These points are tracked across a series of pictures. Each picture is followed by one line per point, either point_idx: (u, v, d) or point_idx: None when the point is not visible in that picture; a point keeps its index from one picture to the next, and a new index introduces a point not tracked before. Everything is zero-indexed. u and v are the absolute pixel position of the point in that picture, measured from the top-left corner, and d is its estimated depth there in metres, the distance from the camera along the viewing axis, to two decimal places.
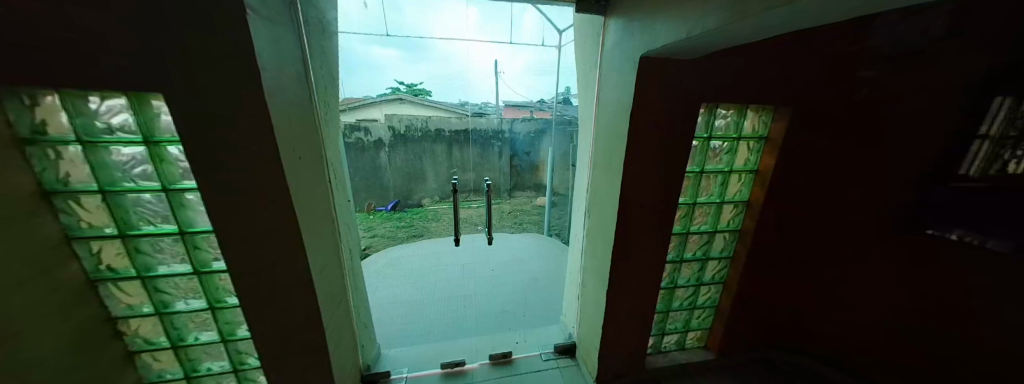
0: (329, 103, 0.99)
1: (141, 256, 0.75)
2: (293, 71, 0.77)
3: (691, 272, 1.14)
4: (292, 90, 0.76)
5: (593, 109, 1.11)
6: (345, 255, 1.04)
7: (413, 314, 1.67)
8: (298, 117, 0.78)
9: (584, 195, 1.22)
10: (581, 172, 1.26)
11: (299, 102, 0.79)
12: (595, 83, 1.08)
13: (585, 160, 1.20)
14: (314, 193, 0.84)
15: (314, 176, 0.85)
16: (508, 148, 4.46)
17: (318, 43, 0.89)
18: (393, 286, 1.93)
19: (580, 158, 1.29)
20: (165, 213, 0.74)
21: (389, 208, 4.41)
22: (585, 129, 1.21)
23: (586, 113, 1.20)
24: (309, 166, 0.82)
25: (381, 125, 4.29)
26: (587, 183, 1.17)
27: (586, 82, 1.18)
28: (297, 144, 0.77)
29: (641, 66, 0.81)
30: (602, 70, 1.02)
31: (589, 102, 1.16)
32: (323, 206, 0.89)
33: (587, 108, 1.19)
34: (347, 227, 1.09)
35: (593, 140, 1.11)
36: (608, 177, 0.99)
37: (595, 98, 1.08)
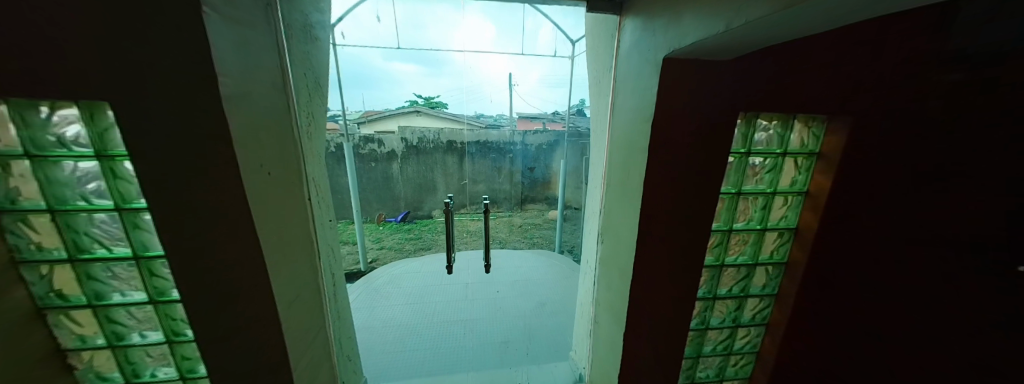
0: (315, 114, 0.91)
1: (93, 282, 0.67)
2: (265, 79, 0.69)
3: (725, 311, 0.96)
4: (264, 99, 0.68)
5: (606, 121, 0.99)
6: (326, 280, 0.94)
7: (409, 339, 1.57)
8: (272, 127, 0.70)
9: (595, 217, 1.08)
10: (593, 191, 1.13)
11: (272, 112, 0.71)
12: (609, 91, 0.96)
13: (597, 177, 1.07)
14: (287, 211, 0.75)
15: (289, 193, 0.76)
16: (519, 161, 4.37)
17: (300, 50, 0.82)
18: (391, 307, 1.84)
19: (591, 175, 1.16)
20: (120, 235, 0.66)
21: (399, 219, 4.43)
22: (598, 143, 1.09)
23: (599, 125, 1.08)
24: (282, 183, 0.74)
25: (394, 137, 4.39)
26: (599, 202, 1.03)
27: (600, 91, 1.06)
28: (267, 159, 0.69)
29: (661, 69, 0.68)
30: (616, 77, 0.90)
31: (602, 113, 1.03)
32: (299, 227, 0.80)
33: (600, 119, 1.07)
34: (331, 249, 0.99)
35: (606, 155, 0.98)
36: (625, 197, 0.85)
37: (609, 108, 0.96)
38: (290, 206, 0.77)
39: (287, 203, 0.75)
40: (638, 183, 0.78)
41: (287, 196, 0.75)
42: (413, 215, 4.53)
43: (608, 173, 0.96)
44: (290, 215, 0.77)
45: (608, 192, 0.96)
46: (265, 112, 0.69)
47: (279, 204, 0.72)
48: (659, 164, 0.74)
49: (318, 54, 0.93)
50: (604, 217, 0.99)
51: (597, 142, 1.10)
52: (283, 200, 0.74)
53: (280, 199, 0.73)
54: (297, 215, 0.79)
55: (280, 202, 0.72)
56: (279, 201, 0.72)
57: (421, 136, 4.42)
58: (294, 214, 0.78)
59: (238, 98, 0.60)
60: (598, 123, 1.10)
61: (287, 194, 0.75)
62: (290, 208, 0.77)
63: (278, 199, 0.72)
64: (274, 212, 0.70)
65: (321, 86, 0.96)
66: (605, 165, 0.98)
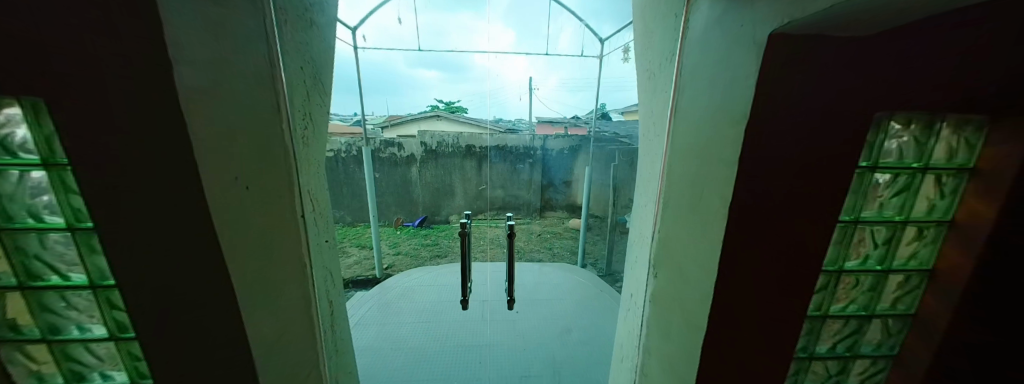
0: (315, 119, 0.79)
1: (46, 314, 0.56)
2: (245, 76, 0.56)
3: (822, 374, 0.76)
4: (241, 100, 0.55)
5: (662, 127, 0.80)
6: (322, 311, 0.80)
7: (420, 366, 1.44)
8: (252, 134, 0.57)
9: (643, 244, 0.88)
10: (641, 211, 0.93)
11: (253, 115, 0.58)
12: (667, 89, 0.76)
13: (648, 195, 0.87)
14: (269, 236, 0.62)
15: (274, 214, 0.62)
16: (541, 174, 4.12)
17: (296, 44, 0.70)
18: (402, 326, 1.72)
19: (638, 191, 0.96)
20: (74, 259, 0.55)
21: (416, 223, 4.21)
22: (649, 154, 0.89)
23: (650, 132, 0.89)
24: (264, 202, 0.60)
25: (414, 141, 4.45)
26: (650, 227, 0.83)
27: (652, 90, 0.86)
28: (244, 169, 0.55)
29: (764, 56, 0.48)
30: (679, 72, 0.71)
31: (656, 118, 0.84)
32: (288, 253, 0.67)
33: (652, 126, 0.88)
34: (330, 274, 0.86)
35: (661, 169, 0.78)
36: (695, 226, 0.65)
37: (667, 111, 0.76)
38: (275, 229, 0.63)
39: (270, 227, 0.61)
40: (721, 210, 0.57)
41: (271, 218, 0.62)
42: (430, 219, 4.36)
43: (665, 192, 0.76)
44: (275, 240, 0.63)
45: (664, 216, 0.76)
46: (243, 115, 0.55)
47: (258, 228, 0.58)
48: (755, 186, 0.53)
49: (320, 51, 0.81)
50: (659, 247, 0.78)
51: (648, 153, 0.90)
52: (265, 223, 0.60)
53: (260, 222, 0.59)
54: (284, 239, 0.65)
55: (260, 225, 0.59)
56: (257, 225, 0.58)
57: (441, 141, 4.42)
58: (279, 239, 0.64)
59: (204, 98, 0.47)
60: (649, 130, 0.90)
61: (272, 215, 0.62)
62: (275, 231, 0.63)
63: (257, 222, 0.58)
64: (250, 238, 0.57)
65: (325, 88, 0.83)
66: (661, 182, 0.78)
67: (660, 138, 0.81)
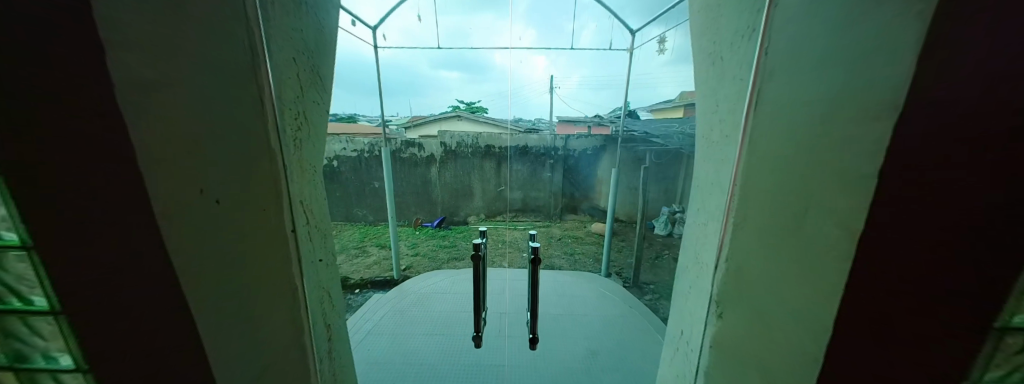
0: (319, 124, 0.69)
1: (11, 340, 0.50)
2: (213, 72, 0.46)
3: None
4: (204, 100, 0.45)
5: (733, 130, 0.62)
6: (317, 339, 0.69)
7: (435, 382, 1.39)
8: (220, 141, 0.47)
9: (699, 274, 0.71)
10: (696, 234, 0.76)
11: (223, 118, 0.48)
12: (742, 82, 0.59)
13: (708, 214, 0.70)
14: (243, 262, 0.52)
15: (250, 234, 0.53)
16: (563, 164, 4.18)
17: (288, 37, 0.60)
18: (418, 340, 1.70)
19: (692, 209, 0.79)
20: (32, 281, 0.46)
21: (434, 224, 4.16)
22: (712, 163, 0.71)
23: (713, 135, 0.71)
24: (235, 221, 0.50)
25: (434, 141, 4.41)
26: (711, 256, 0.66)
27: (719, 84, 0.69)
28: (207, 177, 0.45)
29: (933, 29, 0.32)
30: (766, 59, 0.53)
31: (724, 119, 0.66)
32: (267, 279, 0.57)
33: (715, 128, 0.70)
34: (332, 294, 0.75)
35: (730, 183, 0.61)
36: (799, 265, 0.48)
37: (740, 110, 0.59)
38: (248, 252, 0.53)
39: (242, 250, 0.52)
40: (849, 249, 0.40)
41: (244, 241, 0.52)
42: (449, 220, 4.29)
43: (737, 214, 0.59)
44: (249, 265, 0.53)
45: (738, 245, 0.59)
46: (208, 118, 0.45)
47: (226, 253, 0.49)
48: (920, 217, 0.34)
49: (321, 44, 0.70)
50: (727, 282, 0.62)
51: (710, 162, 0.73)
52: (234, 247, 0.50)
53: (227, 247, 0.49)
54: (262, 264, 0.56)
55: (227, 251, 0.49)
56: (226, 250, 0.49)
57: (460, 141, 4.33)
58: (258, 264, 0.55)
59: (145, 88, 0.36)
60: (711, 132, 0.73)
61: (245, 236, 0.52)
62: (250, 255, 0.53)
63: (223, 247, 0.48)
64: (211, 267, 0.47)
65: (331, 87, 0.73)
66: (729, 200, 0.61)
67: (728, 143, 0.64)
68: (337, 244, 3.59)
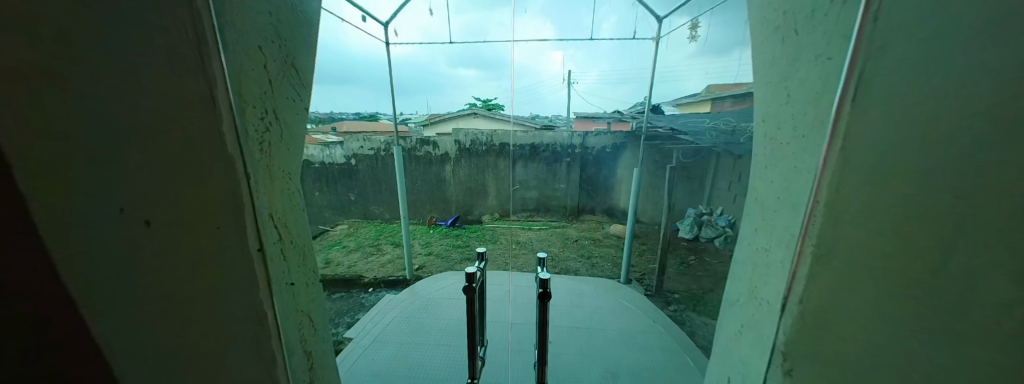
0: (292, 126, 0.59)
1: None
2: (144, 61, 0.35)
3: None
4: (129, 96, 0.34)
5: (811, 130, 0.45)
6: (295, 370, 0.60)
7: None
8: (156, 150, 0.37)
9: (753, 313, 0.57)
10: (749, 261, 0.60)
11: (162, 120, 0.37)
12: (829, 65, 0.42)
13: (767, 241, 0.54)
14: (194, 298, 0.42)
15: (203, 263, 0.43)
16: (579, 164, 4.15)
17: (255, 19, 0.49)
18: (425, 351, 1.66)
19: (741, 230, 0.64)
20: None
21: (448, 223, 4.15)
22: (767, 173, 0.55)
23: (772, 137, 0.55)
24: (180, 249, 0.40)
25: (449, 140, 4.35)
26: (773, 295, 0.51)
27: (782, 69, 0.52)
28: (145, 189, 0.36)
29: None
30: (878, 29, 0.37)
31: (792, 115, 0.50)
32: (230, 313, 0.47)
33: (776, 127, 0.54)
34: (311, 316, 0.66)
35: (804, 203, 0.45)
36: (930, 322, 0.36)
37: (825, 102, 0.43)
38: (203, 285, 0.43)
39: (190, 284, 0.41)
40: None
41: (194, 272, 0.42)
42: (463, 219, 4.31)
43: (819, 244, 0.44)
44: (204, 300, 0.43)
45: (817, 285, 0.45)
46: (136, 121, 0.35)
47: (164, 290, 0.39)
48: None
49: (302, 31, 0.59)
50: (800, 332, 0.47)
51: (764, 172, 0.57)
52: (180, 281, 0.40)
53: (168, 281, 0.39)
54: (224, 296, 0.46)
55: (167, 286, 0.39)
56: (164, 286, 0.39)
57: (475, 138, 4.25)
58: (217, 296, 0.45)
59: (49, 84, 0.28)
60: (767, 133, 0.56)
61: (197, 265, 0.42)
62: (205, 287, 0.43)
63: (159, 282, 0.38)
64: (143, 310, 0.37)
65: (308, 82, 0.63)
66: (802, 225, 0.46)
67: (801, 148, 0.47)
68: (353, 241, 3.64)
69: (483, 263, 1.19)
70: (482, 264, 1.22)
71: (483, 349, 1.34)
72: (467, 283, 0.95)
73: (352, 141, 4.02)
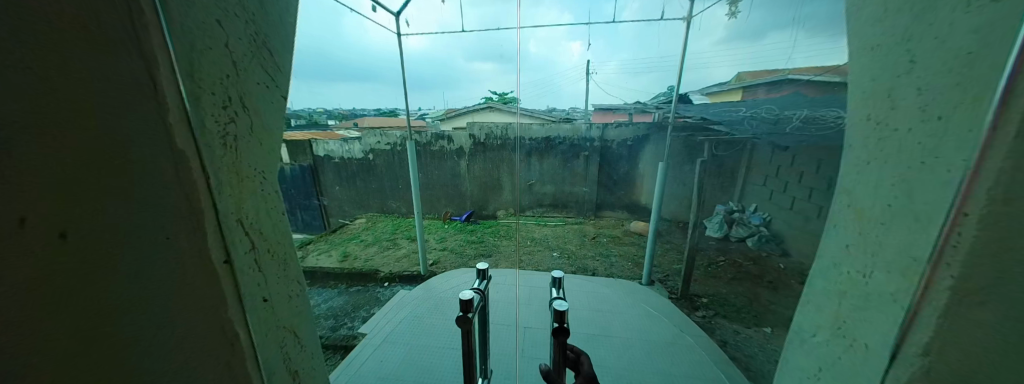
0: (265, 118, 0.51)
1: None
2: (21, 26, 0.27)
3: None
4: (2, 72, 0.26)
5: (954, 106, 0.33)
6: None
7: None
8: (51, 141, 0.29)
9: (853, 343, 0.45)
10: (854, 276, 0.48)
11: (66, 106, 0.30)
12: (1001, 8, 0.30)
13: (873, 255, 0.43)
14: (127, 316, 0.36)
15: (139, 276, 0.36)
16: (597, 157, 4.01)
17: None
18: (438, 351, 1.64)
19: (825, 237, 0.52)
20: None
21: (463, 218, 4.14)
22: (868, 167, 0.44)
23: (879, 120, 0.43)
24: (106, 261, 0.33)
25: (463, 134, 4.17)
26: (886, 322, 0.40)
27: (899, 28, 0.40)
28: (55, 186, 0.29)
29: None
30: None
31: (916, 89, 0.38)
32: (184, 334, 0.40)
33: (886, 107, 0.42)
34: (295, 331, 0.59)
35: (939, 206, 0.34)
36: None
37: (989, 61, 0.30)
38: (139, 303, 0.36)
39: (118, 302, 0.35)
40: None
41: (133, 285, 0.35)
42: (478, 214, 4.30)
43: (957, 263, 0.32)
44: (136, 320, 0.36)
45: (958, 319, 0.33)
46: (17, 105, 0.27)
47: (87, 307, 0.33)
48: None
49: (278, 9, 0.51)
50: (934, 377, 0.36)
51: (863, 166, 0.45)
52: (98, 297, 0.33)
53: (90, 297, 0.33)
54: (172, 314, 0.39)
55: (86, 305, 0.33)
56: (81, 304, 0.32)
57: (489, 132, 4.11)
58: (163, 315, 0.38)
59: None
60: (871, 115, 0.44)
61: (135, 277, 0.35)
62: (142, 305, 0.36)
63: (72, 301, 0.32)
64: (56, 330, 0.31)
65: (284, 67, 0.54)
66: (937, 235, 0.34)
67: (934, 131, 0.35)
68: (370, 235, 3.68)
69: (485, 283, 1.09)
70: (483, 283, 1.13)
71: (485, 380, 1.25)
72: (461, 314, 0.86)
73: (369, 136, 3.97)
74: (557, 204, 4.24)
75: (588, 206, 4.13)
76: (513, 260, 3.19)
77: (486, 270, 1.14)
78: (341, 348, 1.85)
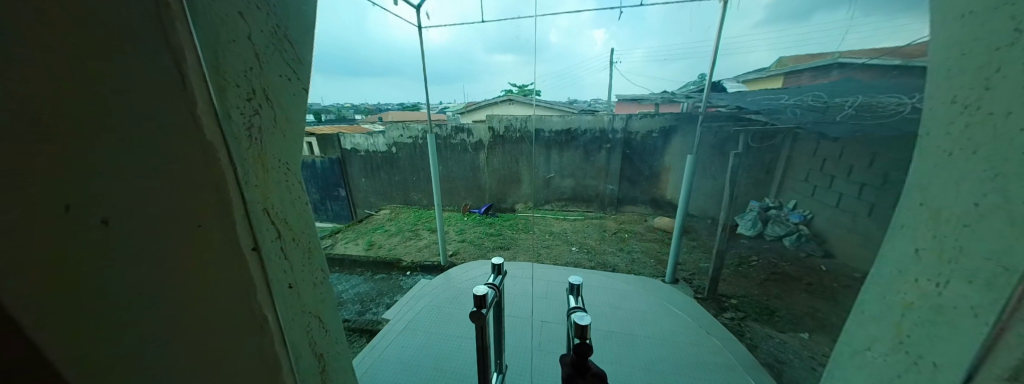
0: (286, 109, 0.52)
1: None
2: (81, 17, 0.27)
3: None
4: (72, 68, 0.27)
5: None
6: (307, 368, 0.57)
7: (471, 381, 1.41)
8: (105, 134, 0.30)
9: (923, 357, 0.40)
10: (920, 290, 0.41)
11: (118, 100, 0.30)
12: None
13: (957, 257, 0.37)
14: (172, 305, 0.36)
15: (180, 263, 0.37)
16: (619, 150, 3.88)
17: None
18: (457, 338, 1.69)
19: (891, 237, 0.47)
20: None
21: (482, 211, 4.20)
22: (953, 159, 0.38)
23: (967, 103, 0.37)
24: (150, 252, 0.34)
25: (482, 126, 4.16)
26: (969, 334, 0.35)
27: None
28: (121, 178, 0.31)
29: None
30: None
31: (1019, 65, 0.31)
32: (219, 320, 0.42)
33: (977, 87, 0.35)
34: (319, 315, 0.62)
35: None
36: None
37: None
38: (188, 287, 0.38)
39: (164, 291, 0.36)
40: None
41: (179, 271, 0.37)
42: (496, 207, 4.34)
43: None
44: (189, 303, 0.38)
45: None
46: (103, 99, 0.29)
47: (136, 297, 0.33)
48: None
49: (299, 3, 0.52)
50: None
51: (946, 157, 0.39)
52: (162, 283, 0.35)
53: (141, 285, 0.33)
54: (214, 298, 0.41)
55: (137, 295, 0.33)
56: (133, 294, 0.33)
57: (508, 124, 4.06)
58: (206, 300, 0.40)
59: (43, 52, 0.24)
60: (958, 97, 0.38)
61: (179, 263, 0.37)
62: (191, 290, 0.38)
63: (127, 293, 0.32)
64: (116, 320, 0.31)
65: (304, 58, 0.55)
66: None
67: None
68: (393, 226, 3.82)
69: (500, 279, 1.10)
70: (498, 278, 1.13)
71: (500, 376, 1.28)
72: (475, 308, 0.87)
73: (393, 130, 4.03)
74: (577, 198, 4.17)
75: (609, 200, 4.03)
76: (531, 253, 3.19)
77: (500, 265, 1.14)
78: (367, 332, 1.94)
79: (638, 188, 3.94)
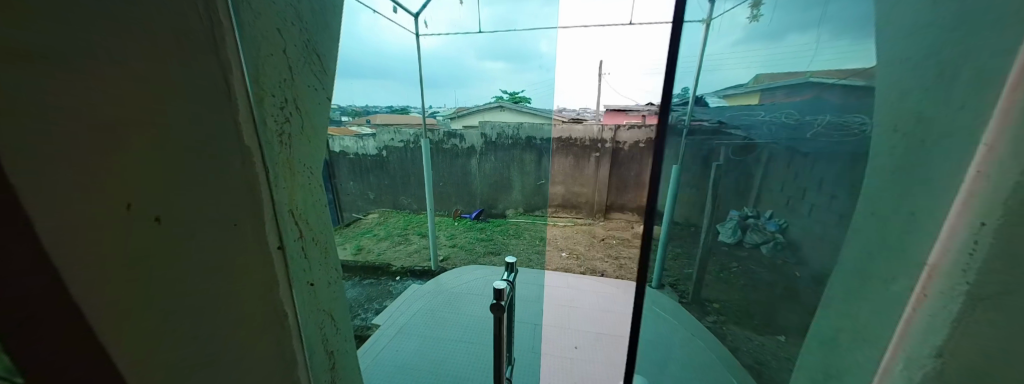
0: (311, 115, 0.55)
1: None
2: (142, 23, 0.30)
3: None
4: (131, 71, 0.29)
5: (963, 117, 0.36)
6: (317, 366, 0.58)
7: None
8: (162, 131, 0.32)
9: (867, 342, 0.48)
10: (872, 282, 0.48)
11: (172, 102, 0.33)
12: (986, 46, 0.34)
13: (899, 255, 0.44)
14: (203, 298, 0.38)
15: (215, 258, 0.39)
16: (609, 159, 4.01)
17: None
18: (448, 345, 1.67)
19: (851, 238, 0.55)
20: None
21: (473, 216, 4.26)
22: (897, 179, 0.46)
23: (907, 131, 0.45)
24: (199, 248, 0.37)
25: (474, 132, 4.11)
26: (895, 320, 0.43)
27: (928, 42, 0.42)
28: (168, 175, 0.33)
29: None
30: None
31: (942, 101, 0.39)
32: (244, 316, 0.44)
33: (915, 117, 0.44)
34: (331, 316, 0.63)
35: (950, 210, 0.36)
36: None
37: (996, 77, 0.32)
38: (223, 282, 0.40)
39: (199, 284, 0.37)
40: None
41: (216, 267, 0.39)
42: (488, 213, 4.38)
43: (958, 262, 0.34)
44: (224, 299, 0.40)
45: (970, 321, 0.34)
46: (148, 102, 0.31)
47: (183, 285, 0.36)
48: None
49: (323, 20, 0.55)
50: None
51: (894, 176, 0.47)
52: (203, 275, 0.37)
53: (183, 277, 0.35)
54: (244, 294, 0.43)
55: (173, 286, 0.35)
56: (178, 284, 0.35)
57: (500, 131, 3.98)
58: (235, 297, 0.42)
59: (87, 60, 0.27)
60: (899, 128, 0.46)
61: (217, 259, 0.39)
62: (225, 287, 0.40)
63: (170, 280, 0.34)
64: (152, 309, 0.33)
65: (328, 69, 0.58)
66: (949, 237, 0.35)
67: (949, 140, 0.38)
68: (382, 230, 3.80)
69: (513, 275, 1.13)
70: (511, 276, 1.14)
71: (512, 367, 1.27)
72: (496, 301, 0.91)
73: (384, 133, 3.88)
74: (567, 205, 4.28)
75: (598, 208, 4.15)
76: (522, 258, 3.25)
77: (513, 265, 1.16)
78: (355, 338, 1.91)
79: (626, 196, 4.07)
